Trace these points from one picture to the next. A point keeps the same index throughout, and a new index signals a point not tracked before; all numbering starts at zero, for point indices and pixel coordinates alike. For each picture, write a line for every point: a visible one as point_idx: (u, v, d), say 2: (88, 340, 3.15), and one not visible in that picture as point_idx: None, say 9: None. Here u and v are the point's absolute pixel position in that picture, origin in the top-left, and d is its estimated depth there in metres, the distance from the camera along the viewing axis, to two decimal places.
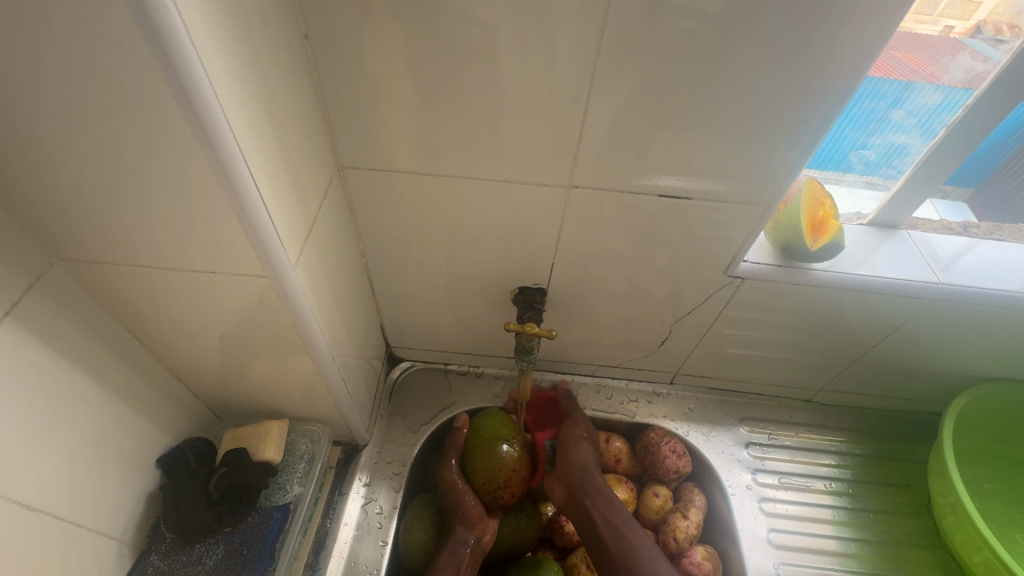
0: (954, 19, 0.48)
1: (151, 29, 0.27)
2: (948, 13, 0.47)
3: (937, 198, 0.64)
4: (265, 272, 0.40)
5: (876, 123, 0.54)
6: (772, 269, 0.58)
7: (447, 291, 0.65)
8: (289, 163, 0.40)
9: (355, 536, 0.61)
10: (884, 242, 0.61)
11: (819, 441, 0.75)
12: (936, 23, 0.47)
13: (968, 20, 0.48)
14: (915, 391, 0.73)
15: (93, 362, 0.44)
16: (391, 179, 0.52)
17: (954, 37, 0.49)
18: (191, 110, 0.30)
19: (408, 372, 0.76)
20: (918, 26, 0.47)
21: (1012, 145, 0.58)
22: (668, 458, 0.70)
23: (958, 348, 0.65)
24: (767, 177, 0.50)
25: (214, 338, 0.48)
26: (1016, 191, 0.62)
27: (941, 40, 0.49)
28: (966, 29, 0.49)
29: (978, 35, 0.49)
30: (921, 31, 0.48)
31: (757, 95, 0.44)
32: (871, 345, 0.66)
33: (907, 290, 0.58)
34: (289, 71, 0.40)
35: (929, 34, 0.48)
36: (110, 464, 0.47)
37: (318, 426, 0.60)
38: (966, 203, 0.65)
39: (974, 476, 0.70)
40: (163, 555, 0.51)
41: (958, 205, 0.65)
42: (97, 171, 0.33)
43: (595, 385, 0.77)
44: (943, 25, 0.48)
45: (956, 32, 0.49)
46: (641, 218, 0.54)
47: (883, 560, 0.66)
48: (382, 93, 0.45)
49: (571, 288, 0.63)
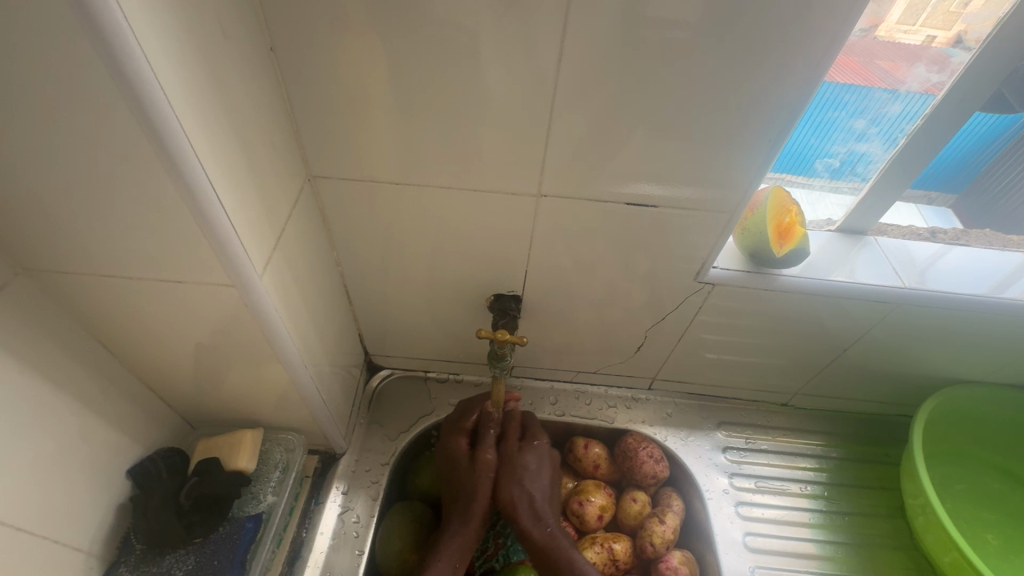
0: (942, 33, 0.49)
1: (105, 48, 0.27)
2: (932, 25, 0.49)
3: (921, 203, 0.66)
4: (232, 281, 0.41)
5: (840, 132, 0.55)
6: (741, 275, 0.59)
7: (424, 300, 0.66)
8: (255, 174, 0.41)
9: (331, 545, 0.61)
10: (853, 249, 0.62)
11: (796, 444, 0.76)
12: (918, 32, 0.49)
13: (948, 30, 0.49)
14: (887, 394, 0.74)
15: (61, 372, 0.44)
16: (363, 188, 0.53)
17: (936, 47, 0.50)
18: (149, 124, 0.30)
19: (388, 380, 0.76)
20: (899, 36, 0.49)
21: (1009, 138, 0.58)
22: (645, 463, 0.70)
23: (926, 351, 0.66)
24: (731, 185, 0.51)
25: (186, 348, 0.48)
26: (1000, 196, 0.63)
27: (924, 50, 0.51)
28: (947, 39, 0.49)
29: (959, 45, 0.49)
30: (903, 40, 0.50)
31: (717, 106, 0.45)
32: (843, 349, 0.67)
33: (875, 296, 0.59)
34: (255, 83, 0.41)
35: (912, 43, 0.50)
36: (78, 475, 0.46)
37: (293, 435, 0.60)
38: (950, 209, 0.67)
39: (946, 478, 0.71)
40: (132, 567, 0.50)
41: (941, 210, 0.67)
42: (58, 182, 0.33)
43: (574, 391, 0.78)
44: (924, 36, 0.50)
45: (937, 42, 0.50)
46: (611, 225, 0.55)
47: (858, 562, 0.67)
48: (350, 104, 0.46)
49: (546, 295, 0.64)
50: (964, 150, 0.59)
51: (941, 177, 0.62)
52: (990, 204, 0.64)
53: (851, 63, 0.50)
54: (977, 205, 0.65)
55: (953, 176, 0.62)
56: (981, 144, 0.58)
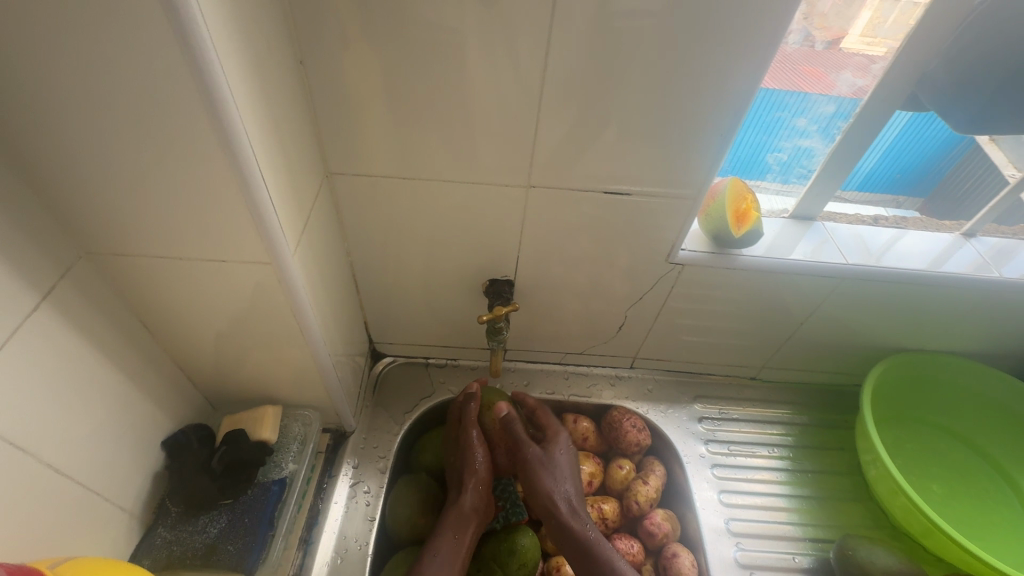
0: (899, 42, 0.56)
1: (190, 60, 0.34)
2: (892, 38, 0.56)
3: (892, 207, 0.75)
4: (268, 258, 0.46)
5: (785, 130, 0.64)
6: (706, 256, 0.66)
7: (424, 288, 0.72)
8: (288, 166, 0.47)
9: (344, 514, 0.66)
10: (803, 233, 0.71)
11: (764, 413, 0.83)
12: (880, 44, 0.57)
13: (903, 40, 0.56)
14: (842, 364, 0.82)
15: (111, 346, 0.49)
16: (373, 183, 0.59)
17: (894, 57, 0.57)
18: (217, 121, 0.37)
19: (390, 366, 0.83)
20: (863, 48, 0.58)
21: (959, 153, 0.68)
22: (629, 433, 0.77)
23: (870, 323, 0.75)
24: (693, 174, 0.58)
25: (218, 325, 0.54)
26: (965, 196, 0.72)
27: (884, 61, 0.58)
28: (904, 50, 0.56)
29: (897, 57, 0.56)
30: (866, 51, 0.58)
31: (679, 106, 0.53)
32: (800, 322, 0.75)
33: (824, 271, 0.67)
34: (288, 89, 0.47)
35: (876, 54, 0.58)
36: (123, 440, 0.51)
37: (311, 411, 0.65)
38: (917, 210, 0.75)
39: (898, 439, 0.79)
40: (170, 526, 0.55)
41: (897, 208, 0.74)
42: (130, 171, 0.39)
43: (563, 372, 0.84)
44: (886, 47, 0.57)
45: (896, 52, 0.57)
46: (593, 212, 0.62)
47: (820, 512, 0.74)
48: (364, 110, 0.53)
49: (536, 281, 0.71)
50: (915, 152, 0.68)
51: (899, 179, 0.71)
52: (955, 206, 0.73)
53: (812, 72, 0.59)
54: (942, 203, 0.73)
55: (913, 177, 0.71)
56: (931, 146, 0.67)
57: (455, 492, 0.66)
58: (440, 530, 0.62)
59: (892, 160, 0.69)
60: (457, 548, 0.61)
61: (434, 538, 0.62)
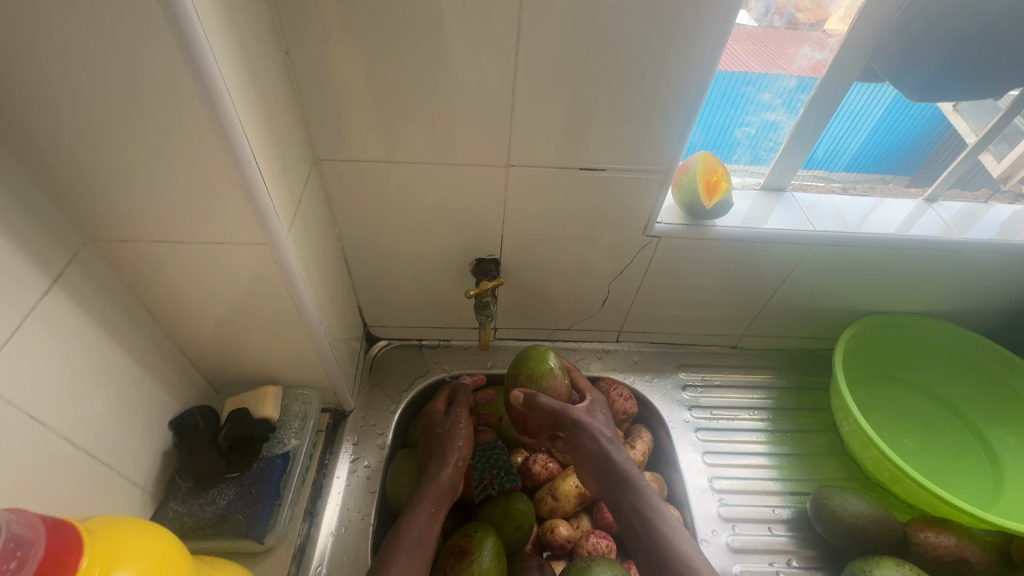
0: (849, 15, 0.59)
1: (186, 50, 0.37)
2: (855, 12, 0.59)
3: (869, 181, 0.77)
4: (264, 239, 0.49)
5: (751, 104, 0.67)
6: (681, 228, 0.69)
7: (414, 271, 0.75)
8: (279, 152, 0.49)
9: (346, 486, 0.70)
10: (773, 204, 0.74)
11: (745, 379, 0.87)
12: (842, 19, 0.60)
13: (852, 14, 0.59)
14: (816, 329, 0.86)
15: (117, 329, 0.52)
16: (361, 169, 0.61)
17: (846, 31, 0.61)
18: (212, 108, 0.40)
19: (385, 349, 0.86)
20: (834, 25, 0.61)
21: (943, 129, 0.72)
22: (616, 401, 0.80)
23: (840, 288, 0.79)
24: (660, 150, 0.60)
25: (218, 308, 0.56)
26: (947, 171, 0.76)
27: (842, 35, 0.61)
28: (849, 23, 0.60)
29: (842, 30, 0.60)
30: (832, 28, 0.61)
31: (643, 83, 0.54)
32: (775, 289, 0.79)
33: (794, 238, 0.71)
34: (276, 79, 0.50)
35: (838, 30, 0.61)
36: (134, 419, 0.54)
37: (309, 390, 0.68)
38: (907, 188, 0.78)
39: (871, 397, 0.84)
40: (181, 500, 0.58)
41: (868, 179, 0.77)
42: (131, 158, 0.42)
43: (552, 349, 0.88)
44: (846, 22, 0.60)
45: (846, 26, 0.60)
46: (573, 189, 0.64)
47: (799, 468, 0.78)
48: (348, 98, 0.55)
49: (523, 259, 0.73)
50: (878, 118, 0.70)
51: (868, 146, 0.73)
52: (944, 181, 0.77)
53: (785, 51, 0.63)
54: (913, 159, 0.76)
55: (881, 143, 0.72)
56: (892, 112, 0.69)
57: (435, 466, 0.67)
58: (416, 502, 0.63)
59: (857, 129, 0.71)
60: (434, 519, 0.62)
61: (410, 510, 0.63)
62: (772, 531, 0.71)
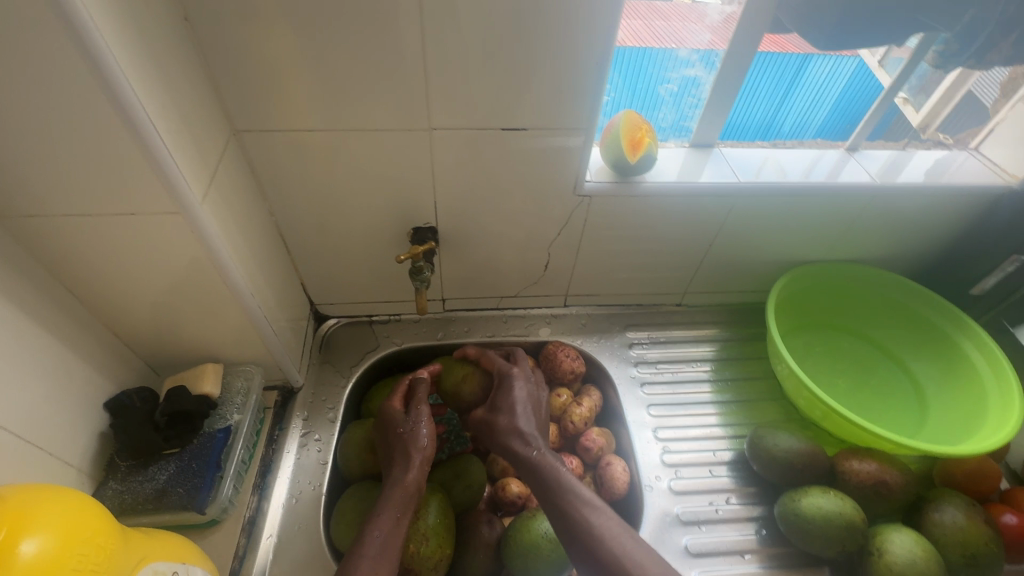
0: None
1: (58, 10, 0.36)
2: None
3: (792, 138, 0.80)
4: (176, 207, 0.49)
5: (671, 61, 0.70)
6: (610, 185, 0.70)
7: (352, 244, 0.75)
8: (185, 120, 0.49)
9: (297, 459, 0.71)
10: (702, 160, 0.76)
11: (690, 335, 0.90)
12: None
13: None
14: (755, 282, 0.89)
15: (34, 309, 0.51)
16: (282, 139, 0.61)
17: None
18: (97, 71, 0.39)
19: (335, 327, 0.86)
20: None
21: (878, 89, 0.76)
22: (564, 361, 0.81)
23: (771, 239, 0.82)
24: (578, 109, 0.61)
25: (142, 284, 0.56)
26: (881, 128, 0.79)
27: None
28: None
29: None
30: None
31: (550, 42, 0.54)
32: (709, 244, 0.81)
33: (721, 190, 0.73)
34: (177, 46, 0.49)
35: None
36: (62, 400, 0.54)
37: (252, 367, 0.68)
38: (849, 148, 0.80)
39: (808, 344, 0.87)
40: (120, 479, 0.58)
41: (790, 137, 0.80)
42: (22, 128, 0.41)
43: (501, 317, 0.89)
44: None
45: None
46: (498, 151, 0.64)
47: (739, 414, 0.81)
48: (258, 66, 0.54)
49: (459, 227, 0.74)
50: (792, 80, 0.74)
51: (788, 107, 0.77)
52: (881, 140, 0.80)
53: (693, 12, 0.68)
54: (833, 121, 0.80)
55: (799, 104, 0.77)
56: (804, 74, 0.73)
57: (399, 468, 0.61)
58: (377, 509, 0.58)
59: (775, 90, 0.75)
60: (401, 524, 0.57)
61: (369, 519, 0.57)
62: (712, 473, 0.75)
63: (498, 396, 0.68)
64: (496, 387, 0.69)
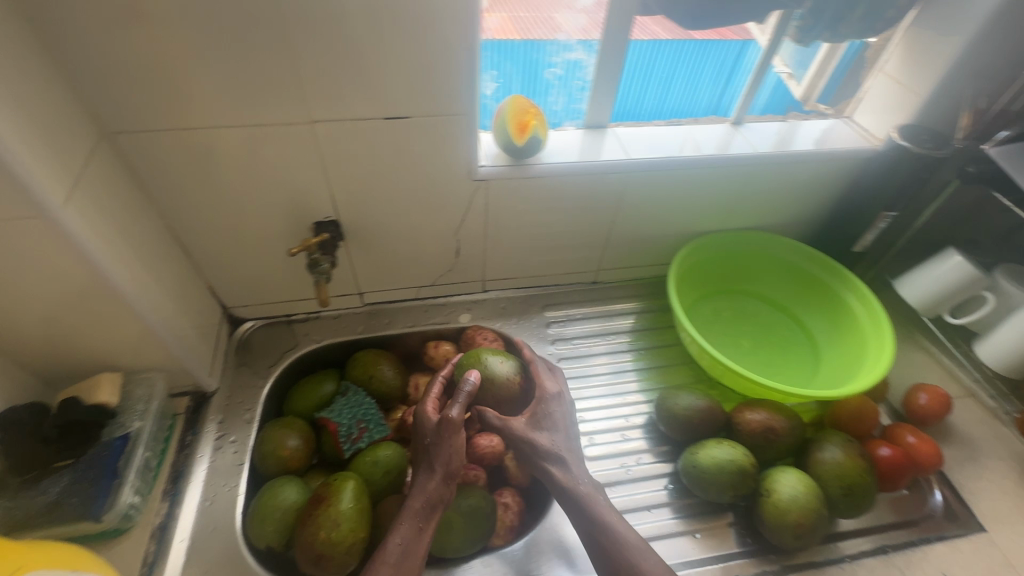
0: None
1: None
2: None
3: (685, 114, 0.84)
4: (32, 211, 0.48)
5: (552, 45, 0.72)
6: (504, 169, 0.73)
7: (255, 244, 0.75)
8: (36, 122, 0.48)
9: (210, 463, 0.70)
10: (595, 139, 0.79)
11: (606, 310, 0.94)
12: None
13: None
14: (662, 255, 0.94)
15: None
16: (160, 140, 0.60)
17: None
18: None
19: (253, 329, 0.86)
20: None
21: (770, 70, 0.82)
22: (482, 344, 0.83)
23: (670, 212, 0.86)
24: (457, 94, 0.63)
25: (13, 295, 0.54)
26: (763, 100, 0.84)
27: None
28: None
29: None
30: None
31: (416, 27, 0.56)
32: (612, 220, 0.85)
33: (611, 167, 0.76)
34: (19, 47, 0.48)
35: None
36: None
37: (154, 374, 0.68)
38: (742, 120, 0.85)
39: (715, 310, 0.92)
40: (9, 496, 0.57)
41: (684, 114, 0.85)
42: None
43: (422, 306, 0.91)
44: None
45: None
46: (385, 140, 0.65)
47: (650, 379, 0.86)
48: (118, 65, 0.53)
49: (362, 219, 0.75)
50: (659, 67, 0.78)
51: (663, 94, 0.82)
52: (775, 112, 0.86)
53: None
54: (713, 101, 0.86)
55: (671, 90, 0.81)
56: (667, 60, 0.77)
57: (423, 475, 0.63)
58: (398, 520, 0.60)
59: (645, 79, 0.79)
60: (422, 533, 0.60)
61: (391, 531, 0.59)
62: (625, 436, 0.79)
63: (541, 413, 0.70)
64: (538, 403, 0.71)
